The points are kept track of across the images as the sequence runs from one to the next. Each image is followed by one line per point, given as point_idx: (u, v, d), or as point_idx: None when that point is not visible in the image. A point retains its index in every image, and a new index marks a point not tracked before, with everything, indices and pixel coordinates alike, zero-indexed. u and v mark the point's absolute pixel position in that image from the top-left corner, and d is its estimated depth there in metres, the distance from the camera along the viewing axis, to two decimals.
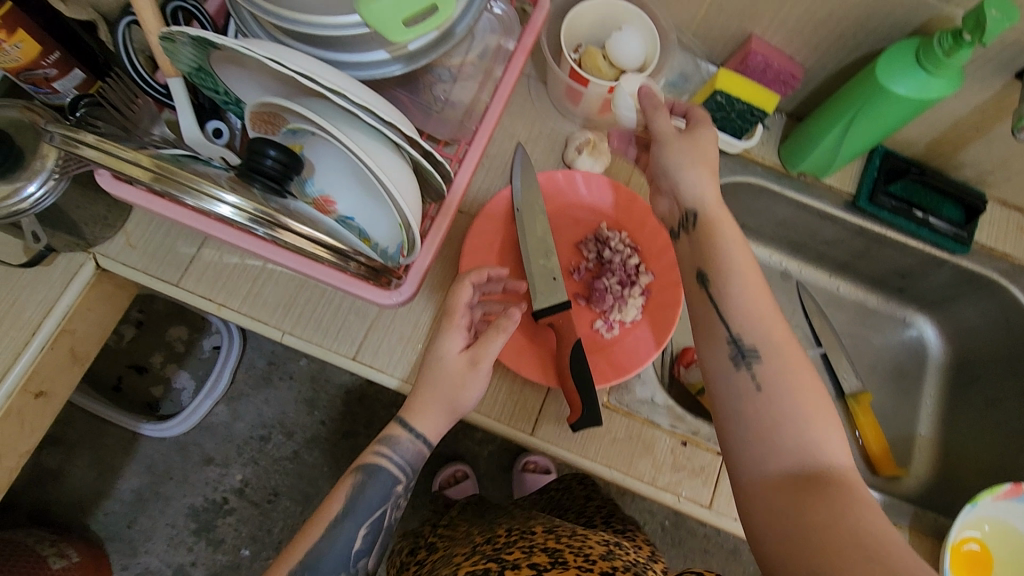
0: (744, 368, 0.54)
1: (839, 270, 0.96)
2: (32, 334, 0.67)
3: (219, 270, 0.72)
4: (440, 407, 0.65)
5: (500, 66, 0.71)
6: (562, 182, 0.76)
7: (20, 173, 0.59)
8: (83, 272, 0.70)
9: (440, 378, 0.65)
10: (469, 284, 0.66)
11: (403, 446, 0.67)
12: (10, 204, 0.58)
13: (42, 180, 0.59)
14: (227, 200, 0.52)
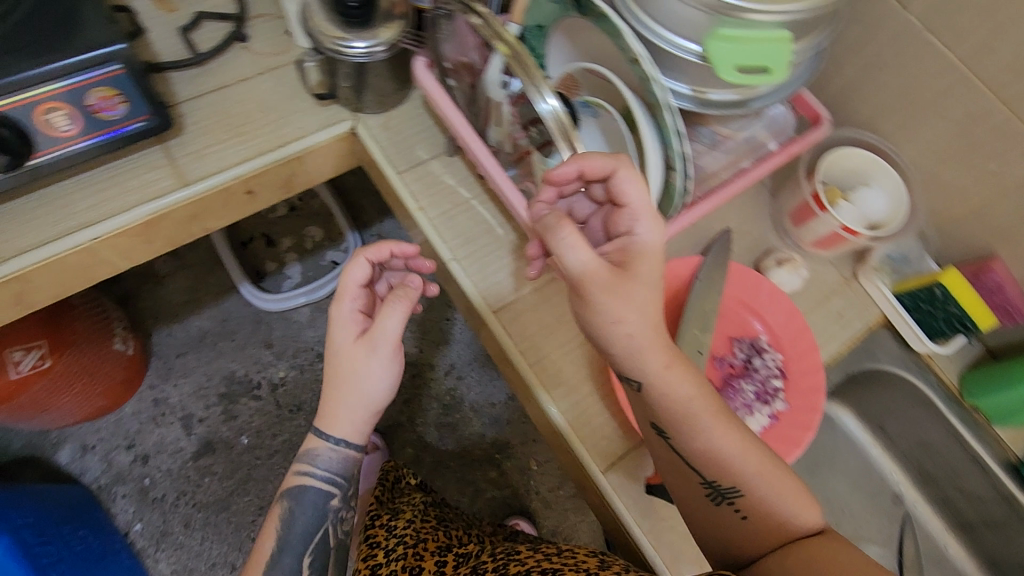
0: (725, 503, 0.60)
1: (956, 527, 0.88)
2: (281, 145, 0.78)
3: (435, 183, 0.79)
4: (344, 405, 0.72)
5: (751, 159, 0.74)
6: (750, 280, 0.77)
7: (362, 30, 0.70)
8: (344, 125, 0.81)
9: (346, 376, 0.71)
10: (365, 259, 0.71)
11: (327, 459, 0.75)
12: (340, 48, 0.70)
13: (373, 44, 0.70)
14: (550, 101, 0.54)
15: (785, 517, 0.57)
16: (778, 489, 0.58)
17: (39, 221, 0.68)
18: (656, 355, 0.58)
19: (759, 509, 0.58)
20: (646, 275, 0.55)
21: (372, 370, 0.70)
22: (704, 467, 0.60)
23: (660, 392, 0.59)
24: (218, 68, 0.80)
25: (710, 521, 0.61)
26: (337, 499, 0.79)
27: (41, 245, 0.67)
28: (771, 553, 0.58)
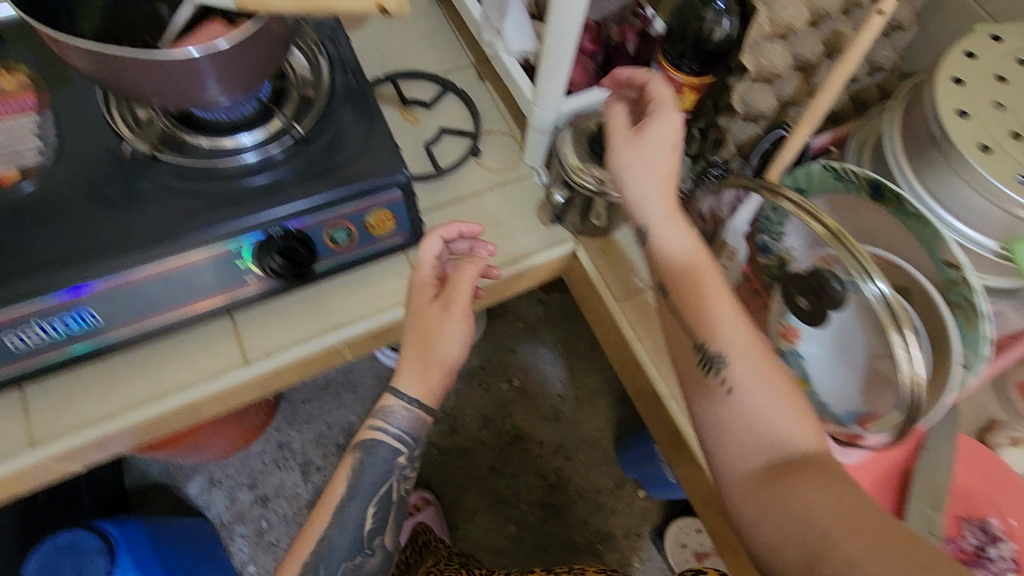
0: (714, 373, 0.59)
1: None
2: (508, 262, 0.81)
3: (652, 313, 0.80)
4: (424, 363, 0.71)
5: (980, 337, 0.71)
6: (983, 461, 0.73)
7: (606, 167, 0.74)
8: (565, 246, 0.83)
9: (421, 338, 0.70)
10: (437, 236, 0.74)
11: (399, 414, 0.72)
12: (584, 183, 0.74)
13: (614, 182, 0.74)
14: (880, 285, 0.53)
15: (784, 439, 0.55)
16: (761, 375, 0.58)
17: (300, 320, 0.73)
18: (715, 279, 0.62)
19: (743, 411, 0.57)
20: (660, 139, 0.63)
21: (448, 326, 0.70)
22: (690, 310, 0.61)
23: (667, 241, 0.63)
24: (454, 180, 0.85)
25: (707, 411, 0.59)
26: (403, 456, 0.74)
27: (301, 343, 0.72)
28: (732, 425, 0.57)
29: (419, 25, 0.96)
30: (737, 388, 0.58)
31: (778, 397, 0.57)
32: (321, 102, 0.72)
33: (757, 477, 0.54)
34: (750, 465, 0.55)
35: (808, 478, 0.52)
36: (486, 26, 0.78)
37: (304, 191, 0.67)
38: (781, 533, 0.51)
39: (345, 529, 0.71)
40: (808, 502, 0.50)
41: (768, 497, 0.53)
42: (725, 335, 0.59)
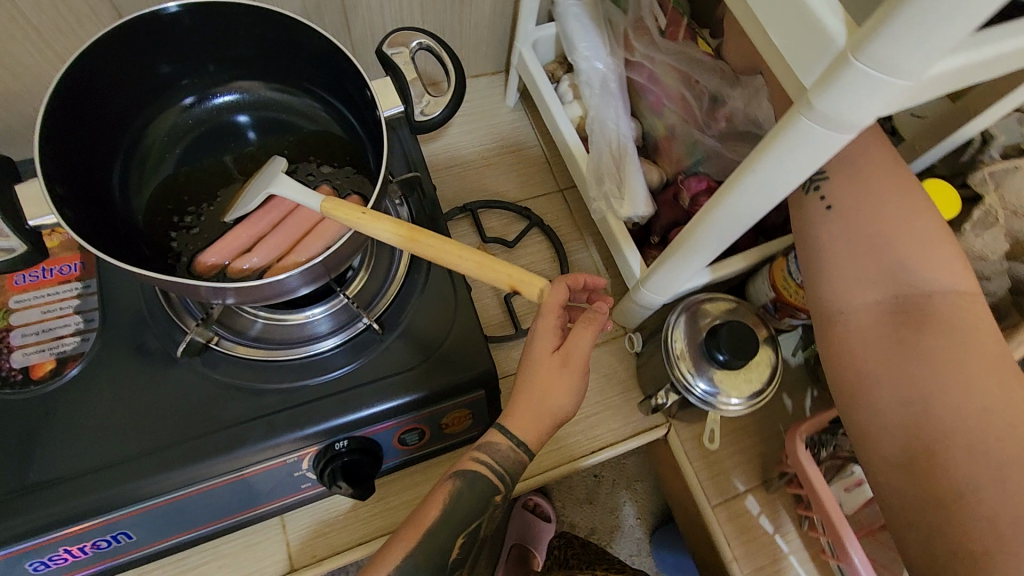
0: (817, 195, 0.50)
1: None
2: (590, 451, 0.71)
3: (752, 527, 0.69)
4: (544, 413, 0.54)
5: None
6: None
7: (714, 370, 0.63)
8: (654, 431, 0.73)
9: (534, 384, 0.53)
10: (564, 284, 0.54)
11: (503, 456, 0.55)
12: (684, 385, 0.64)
13: (721, 391, 0.63)
14: None
15: (915, 277, 0.47)
16: (894, 209, 0.49)
17: (357, 515, 0.65)
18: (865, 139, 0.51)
19: (865, 236, 0.49)
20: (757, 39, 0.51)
21: (573, 389, 0.53)
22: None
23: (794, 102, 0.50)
24: None
25: (804, 245, 0.52)
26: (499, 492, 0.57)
27: (354, 545, 0.64)
28: (843, 243, 0.49)
29: (499, 141, 0.87)
30: (870, 232, 0.48)
31: (898, 224, 0.48)
32: (401, 273, 0.63)
33: (878, 324, 0.47)
34: (866, 298, 0.48)
35: (943, 339, 0.45)
36: (597, 188, 0.69)
37: (378, 392, 0.57)
38: (885, 396, 0.46)
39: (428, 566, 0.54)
40: (921, 367, 0.45)
41: (879, 372, 0.46)
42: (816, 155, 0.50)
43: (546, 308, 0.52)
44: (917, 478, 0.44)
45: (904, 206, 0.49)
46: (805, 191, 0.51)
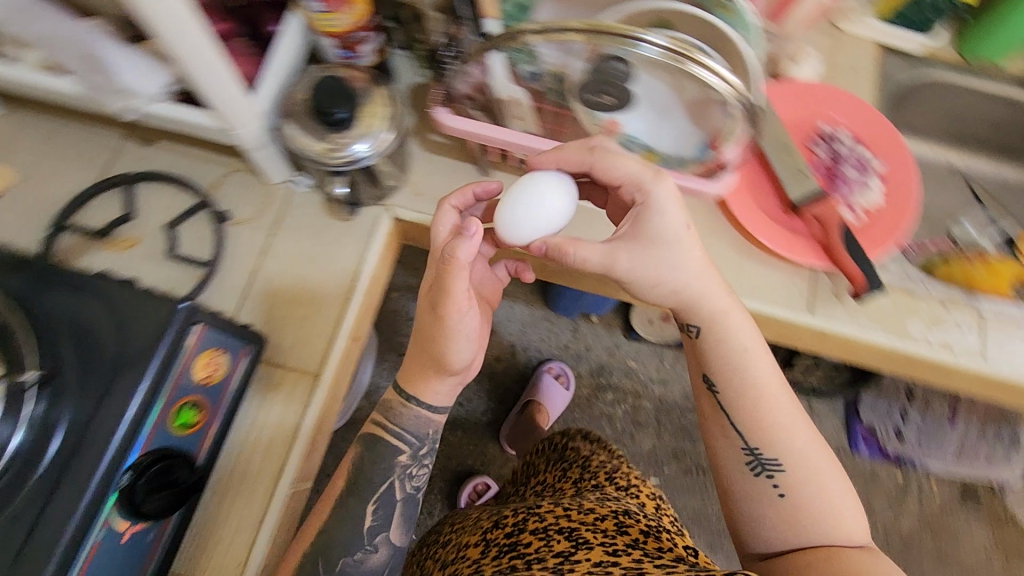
0: (765, 474, 0.61)
1: (1002, 152, 1.03)
2: (353, 283, 0.72)
3: (502, 206, 0.75)
4: (431, 357, 0.69)
5: None
6: (787, 95, 0.83)
7: (349, 130, 0.65)
8: (383, 224, 0.75)
9: (430, 350, 0.68)
10: (451, 208, 0.67)
11: (400, 413, 0.74)
12: (337, 156, 0.65)
13: (371, 142, 0.66)
14: (649, 40, 0.51)
15: (818, 512, 0.58)
16: (808, 434, 0.61)
17: (235, 513, 0.63)
18: (739, 320, 0.63)
19: (805, 514, 0.59)
20: (662, 235, 0.60)
21: (450, 333, 0.65)
22: (728, 385, 0.63)
23: (701, 306, 0.62)
24: (234, 262, 0.72)
25: (740, 468, 0.62)
26: (407, 453, 0.75)
27: (260, 527, 0.63)
28: (779, 521, 0.60)
29: (30, 153, 0.74)
30: (821, 482, 0.59)
31: (813, 470, 0.60)
32: (15, 325, 0.51)
33: (780, 537, 0.59)
34: (762, 508, 0.60)
35: (837, 560, 0.55)
36: (107, 94, 0.62)
37: (99, 428, 0.50)
38: (787, 553, 0.58)
39: (346, 527, 0.72)
40: (819, 536, 0.58)
41: (811, 560, 0.57)
42: (690, 296, 0.62)
43: (433, 251, 0.66)
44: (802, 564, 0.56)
45: (809, 441, 0.61)
46: (755, 470, 0.61)
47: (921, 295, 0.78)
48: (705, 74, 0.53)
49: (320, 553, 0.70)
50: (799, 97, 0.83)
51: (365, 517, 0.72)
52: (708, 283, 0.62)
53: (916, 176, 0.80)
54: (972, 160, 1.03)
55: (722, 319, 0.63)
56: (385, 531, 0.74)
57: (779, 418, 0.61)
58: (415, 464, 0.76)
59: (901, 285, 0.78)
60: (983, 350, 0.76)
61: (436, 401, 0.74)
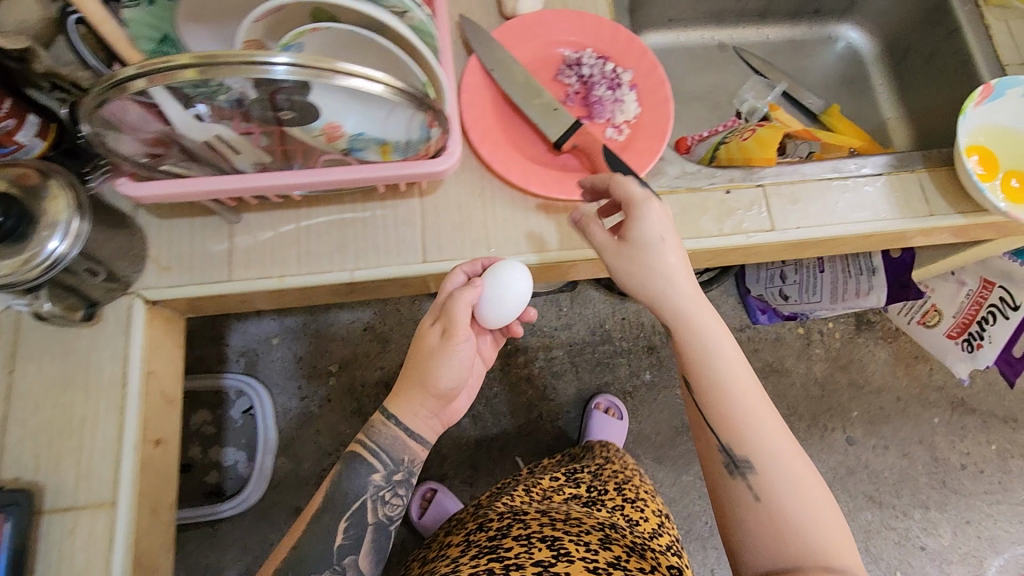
0: (741, 475, 0.64)
1: (761, 19, 1.04)
2: (123, 387, 0.65)
3: (262, 248, 0.71)
4: (420, 391, 0.72)
5: None
6: (519, 31, 0.79)
7: (34, 233, 0.56)
8: (136, 312, 0.67)
9: (421, 363, 0.70)
10: (460, 271, 0.70)
11: (379, 432, 0.74)
12: (35, 264, 0.56)
13: (64, 232, 0.57)
14: (279, 63, 0.46)
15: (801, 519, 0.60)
16: (777, 425, 0.65)
17: None
18: (740, 366, 0.66)
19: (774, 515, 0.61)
20: (643, 237, 0.64)
21: (433, 361, 0.69)
22: (709, 388, 0.66)
23: (678, 292, 0.66)
24: None
25: (714, 393, 0.66)
26: (383, 470, 0.75)
27: None
28: (759, 478, 0.62)
29: None
30: (770, 441, 0.64)
31: (805, 481, 0.62)
32: None
33: (761, 523, 0.61)
34: (745, 492, 0.63)
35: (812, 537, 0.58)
36: None
37: None
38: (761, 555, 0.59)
39: (320, 539, 0.71)
40: (795, 545, 0.58)
41: (759, 536, 0.60)
42: (693, 296, 0.66)
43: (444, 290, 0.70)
44: (765, 550, 0.59)
45: (807, 467, 0.64)
46: (733, 476, 0.64)
47: (704, 189, 0.77)
48: (355, 81, 0.49)
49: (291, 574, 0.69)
50: (533, 28, 0.79)
51: (336, 535, 0.71)
52: (687, 288, 0.66)
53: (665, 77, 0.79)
54: (740, 34, 1.05)
55: (704, 332, 0.66)
56: (354, 555, 0.72)
57: (763, 417, 0.65)
58: (390, 488, 0.75)
59: (685, 186, 0.77)
60: (772, 222, 0.77)
61: (413, 423, 0.74)
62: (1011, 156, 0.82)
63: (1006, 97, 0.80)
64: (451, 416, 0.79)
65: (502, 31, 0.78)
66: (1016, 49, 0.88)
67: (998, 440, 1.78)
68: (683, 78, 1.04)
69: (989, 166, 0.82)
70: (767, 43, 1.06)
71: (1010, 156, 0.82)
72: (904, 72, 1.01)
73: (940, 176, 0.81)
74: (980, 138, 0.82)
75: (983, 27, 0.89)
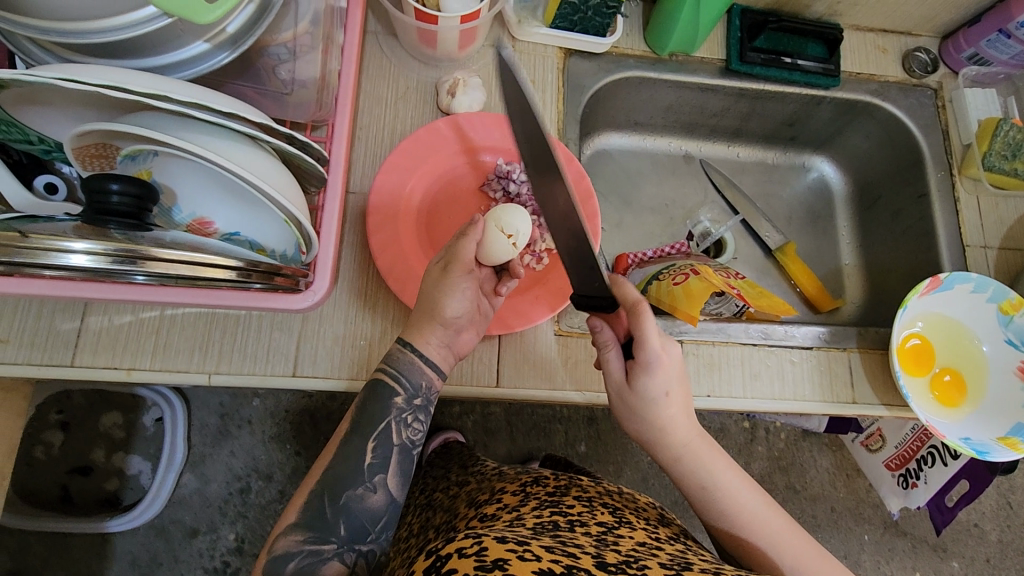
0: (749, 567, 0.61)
1: (734, 137, 0.98)
2: None
3: (115, 333, 0.64)
4: (428, 320, 0.62)
5: (335, 62, 0.65)
6: (446, 131, 0.72)
7: None
8: None
9: (427, 292, 0.63)
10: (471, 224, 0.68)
11: (395, 359, 0.63)
12: None
13: None
14: (76, 249, 0.42)
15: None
16: (769, 515, 0.63)
17: None
18: (724, 465, 0.64)
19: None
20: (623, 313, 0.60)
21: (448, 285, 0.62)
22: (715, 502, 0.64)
23: (664, 415, 0.63)
24: None
25: (709, 498, 0.64)
26: (403, 394, 0.63)
27: None
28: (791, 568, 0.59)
29: None
30: (771, 528, 0.62)
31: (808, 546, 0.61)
32: None
33: None
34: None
35: None
36: None
37: None
38: None
39: (351, 461, 0.60)
40: None
41: None
42: (679, 411, 0.64)
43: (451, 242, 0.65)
44: None
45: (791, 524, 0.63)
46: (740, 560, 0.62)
47: None
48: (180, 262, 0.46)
49: (325, 485, 0.59)
50: (443, 141, 0.72)
51: (367, 455, 0.61)
52: (685, 433, 0.64)
53: (597, 209, 0.73)
54: (709, 147, 1.00)
55: (699, 465, 0.65)
56: (384, 472, 0.61)
57: (756, 505, 0.63)
58: (411, 412, 0.63)
59: None
60: None
61: (429, 350, 0.63)
62: (949, 349, 0.77)
63: (953, 290, 0.75)
64: (466, 350, 0.66)
65: (400, 149, 0.70)
66: (980, 231, 0.83)
67: (924, 570, 1.74)
68: (641, 183, 0.98)
69: (925, 356, 0.77)
70: (736, 161, 1.01)
71: (950, 349, 0.77)
72: (870, 220, 0.96)
73: (871, 358, 0.77)
74: (919, 325, 0.77)
75: (953, 199, 0.84)
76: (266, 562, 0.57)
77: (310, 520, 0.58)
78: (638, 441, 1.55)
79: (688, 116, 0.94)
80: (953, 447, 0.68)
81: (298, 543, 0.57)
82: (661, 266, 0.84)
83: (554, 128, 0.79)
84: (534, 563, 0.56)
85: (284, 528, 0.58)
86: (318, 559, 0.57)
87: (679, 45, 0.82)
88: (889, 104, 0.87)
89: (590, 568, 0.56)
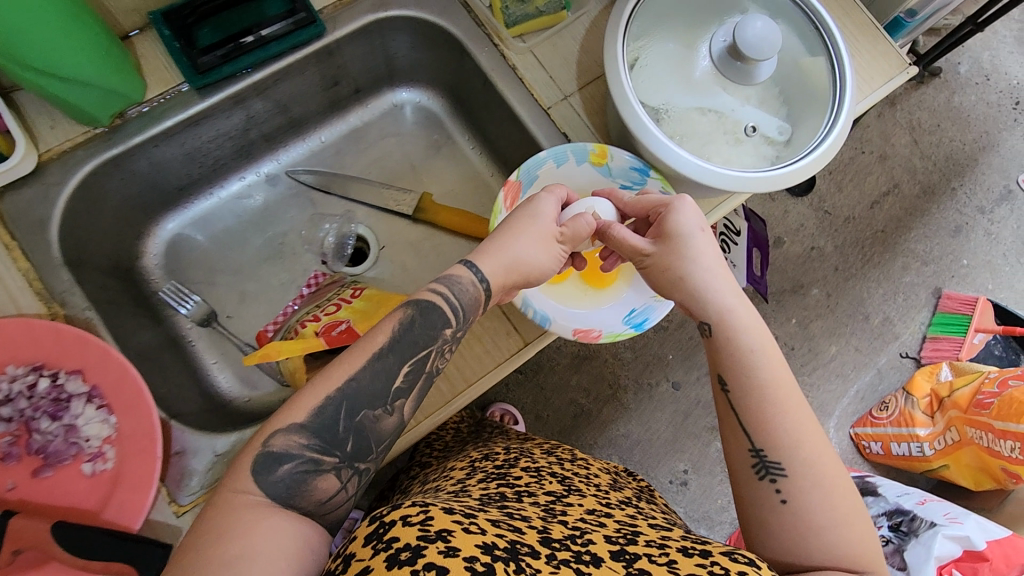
0: (768, 477, 0.52)
1: (298, 130, 0.84)
2: None
3: None
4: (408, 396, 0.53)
5: None
6: None
7: None
8: None
9: (518, 227, 0.59)
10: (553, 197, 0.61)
11: (465, 288, 0.55)
12: None
13: None
14: None
15: (822, 528, 0.50)
16: (807, 423, 0.53)
17: None
18: (743, 312, 0.57)
19: (804, 526, 0.50)
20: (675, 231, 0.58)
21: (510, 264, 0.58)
22: (739, 399, 0.54)
23: (702, 254, 0.58)
24: None
25: (737, 365, 0.55)
26: (453, 323, 0.55)
27: None
28: (810, 491, 0.51)
29: None
30: (804, 429, 0.53)
31: (846, 483, 0.53)
32: None
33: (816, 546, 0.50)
34: (771, 489, 0.52)
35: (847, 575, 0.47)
36: None
37: None
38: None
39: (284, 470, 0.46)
40: None
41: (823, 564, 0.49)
42: (698, 258, 0.57)
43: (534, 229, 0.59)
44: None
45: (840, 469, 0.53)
46: (760, 475, 0.53)
47: None
48: None
49: (343, 395, 0.49)
50: None
51: (394, 378, 0.51)
52: (724, 298, 0.57)
53: (128, 356, 0.58)
54: (285, 155, 0.85)
55: (730, 316, 0.57)
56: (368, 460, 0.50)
57: (791, 402, 0.54)
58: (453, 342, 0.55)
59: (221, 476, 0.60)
60: None
61: (464, 302, 0.55)
62: None
63: (538, 178, 0.67)
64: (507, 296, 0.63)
65: None
66: (553, 85, 0.73)
67: (796, 314, 1.34)
68: (242, 240, 0.83)
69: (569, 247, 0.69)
70: (322, 148, 0.87)
71: None
72: (480, 124, 0.85)
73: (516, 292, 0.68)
74: None
75: (512, 69, 0.74)
76: (259, 456, 0.47)
77: (318, 426, 0.48)
78: (511, 392, 1.27)
79: (223, 148, 0.77)
80: (610, 340, 0.64)
81: (300, 447, 0.47)
82: (298, 313, 0.72)
83: (33, 296, 0.61)
84: (481, 538, 0.43)
85: (283, 426, 0.48)
86: (316, 469, 0.47)
87: (108, 103, 0.64)
88: (392, 11, 0.73)
89: (533, 547, 0.45)
